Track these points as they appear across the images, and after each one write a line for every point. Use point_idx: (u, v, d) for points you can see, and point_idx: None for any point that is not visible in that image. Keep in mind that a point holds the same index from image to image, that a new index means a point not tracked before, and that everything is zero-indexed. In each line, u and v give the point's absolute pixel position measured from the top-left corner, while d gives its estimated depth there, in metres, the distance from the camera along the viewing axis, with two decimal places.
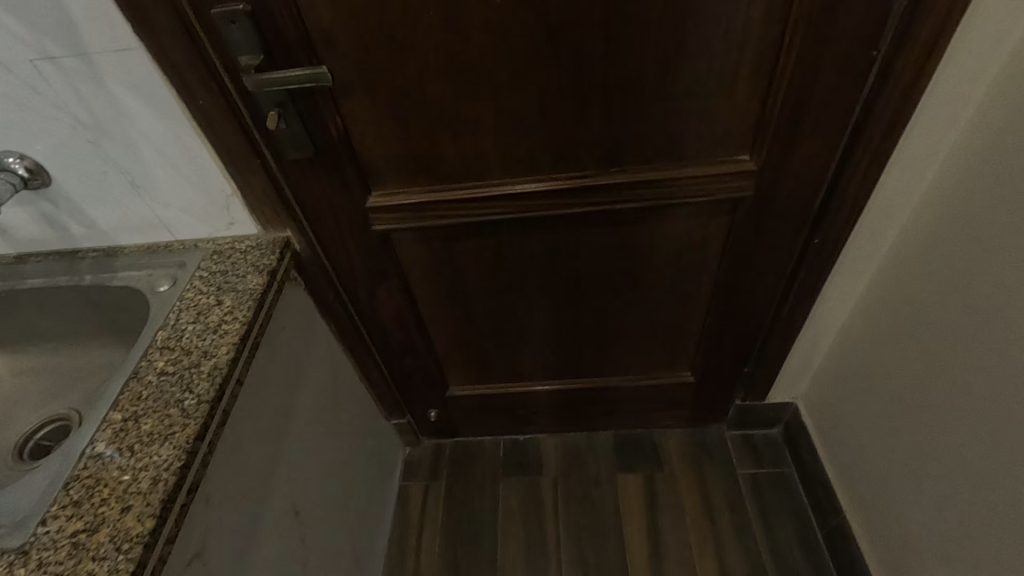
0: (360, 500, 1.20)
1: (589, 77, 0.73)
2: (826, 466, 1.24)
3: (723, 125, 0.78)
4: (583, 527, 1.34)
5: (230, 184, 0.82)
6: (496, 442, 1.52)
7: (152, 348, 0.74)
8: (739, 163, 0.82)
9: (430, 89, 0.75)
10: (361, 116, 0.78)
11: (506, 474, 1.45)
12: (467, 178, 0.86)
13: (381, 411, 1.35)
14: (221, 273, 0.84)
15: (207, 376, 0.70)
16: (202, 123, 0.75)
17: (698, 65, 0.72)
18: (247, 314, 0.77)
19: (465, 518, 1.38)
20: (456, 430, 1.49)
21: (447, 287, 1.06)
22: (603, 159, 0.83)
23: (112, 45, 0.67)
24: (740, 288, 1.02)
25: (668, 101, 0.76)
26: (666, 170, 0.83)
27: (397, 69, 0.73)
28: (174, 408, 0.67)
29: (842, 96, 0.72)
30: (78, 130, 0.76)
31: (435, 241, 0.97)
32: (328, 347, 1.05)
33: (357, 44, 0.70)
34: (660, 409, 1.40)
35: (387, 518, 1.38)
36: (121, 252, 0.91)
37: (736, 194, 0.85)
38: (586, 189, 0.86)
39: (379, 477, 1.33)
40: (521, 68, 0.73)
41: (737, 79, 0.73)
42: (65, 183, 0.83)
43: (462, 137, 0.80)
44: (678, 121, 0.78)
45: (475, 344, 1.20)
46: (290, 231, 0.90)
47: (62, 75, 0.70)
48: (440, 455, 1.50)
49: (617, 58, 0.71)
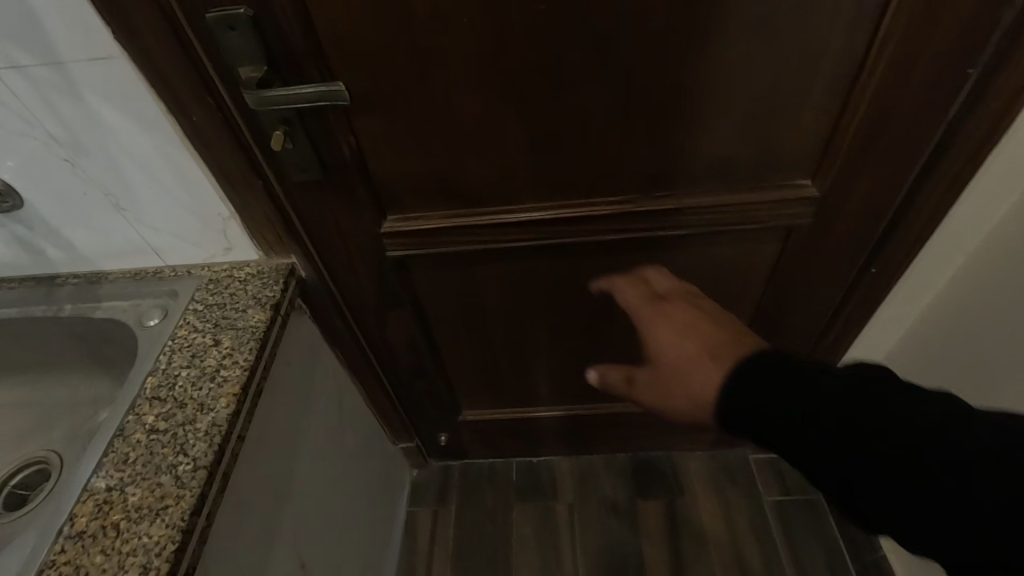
0: (365, 535, 1.12)
1: (639, 94, 0.65)
2: None
3: (785, 148, 0.69)
4: (602, 559, 1.27)
5: (228, 207, 0.73)
6: (508, 464, 1.43)
7: (140, 399, 0.65)
8: (799, 189, 0.73)
9: (457, 106, 0.66)
10: (376, 133, 0.69)
11: (519, 499, 1.37)
12: (493, 202, 0.77)
13: (388, 435, 1.27)
14: (218, 306, 0.75)
15: (204, 435, 0.61)
16: (195, 141, 0.65)
17: (764, 82, 0.63)
18: (249, 358, 0.68)
19: (475, 547, 1.31)
20: (467, 452, 1.41)
21: (464, 312, 0.97)
22: (647, 182, 0.74)
23: (89, 53, 0.57)
24: (783, 317, 0.94)
25: (726, 121, 0.67)
26: (717, 195, 0.75)
27: (420, 82, 0.64)
28: (166, 476, 0.58)
29: (925, 119, 0.64)
30: (52, 147, 0.66)
31: (453, 266, 0.88)
32: (333, 377, 0.96)
33: (376, 54, 0.61)
34: (683, 432, 1.32)
35: (394, 547, 1.30)
36: (105, 278, 0.82)
37: (793, 221, 0.76)
38: (628, 217, 0.77)
39: (386, 506, 1.24)
40: (563, 83, 0.64)
41: (807, 97, 0.64)
42: (39, 205, 0.73)
43: (491, 157, 0.71)
44: (735, 143, 0.69)
45: (492, 369, 1.12)
46: (294, 257, 0.81)
47: (31, 86, 0.60)
48: (448, 478, 1.42)
49: (673, 73, 0.63)
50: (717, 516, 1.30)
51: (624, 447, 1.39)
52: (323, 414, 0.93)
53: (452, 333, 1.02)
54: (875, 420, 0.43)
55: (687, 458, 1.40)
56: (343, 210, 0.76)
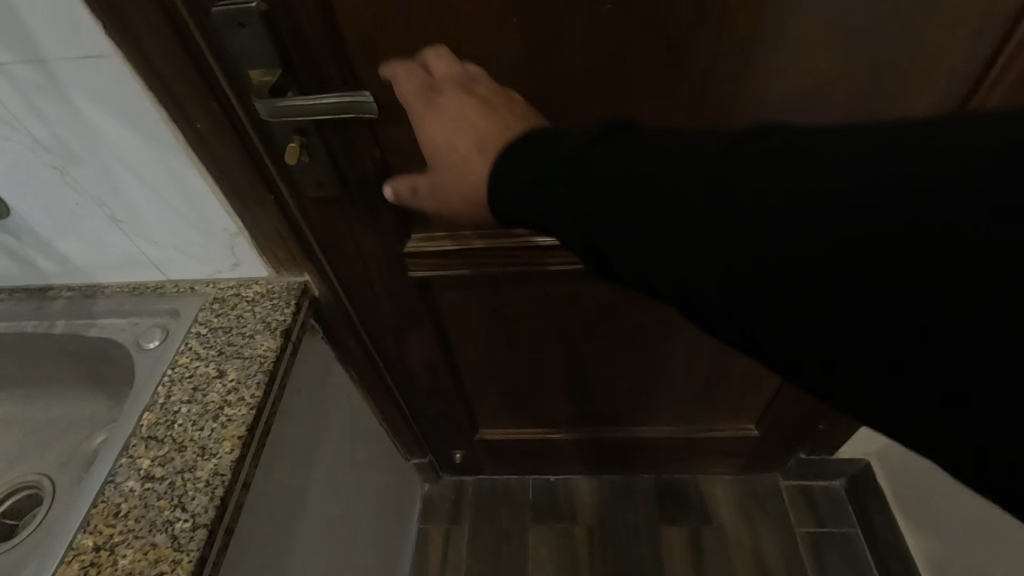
0: (375, 559, 1.06)
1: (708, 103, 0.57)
2: (914, 539, 1.11)
3: None
4: None
5: (235, 222, 0.65)
6: (524, 480, 1.37)
7: (135, 439, 0.59)
8: None
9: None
10: (404, 146, 0.61)
11: (535, 519, 1.30)
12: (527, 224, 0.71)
13: (401, 452, 1.21)
14: (224, 329, 0.68)
15: (205, 485, 0.54)
16: (199, 151, 0.58)
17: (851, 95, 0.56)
18: (257, 394, 0.61)
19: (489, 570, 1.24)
20: (481, 467, 1.34)
21: (488, 332, 0.90)
22: None
23: (75, 49, 0.49)
24: None
25: None
26: None
27: None
28: (162, 536, 0.51)
29: None
30: (38, 153, 0.58)
31: (481, 286, 0.81)
32: (345, 400, 0.90)
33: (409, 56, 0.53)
34: (711, 456, 1.25)
35: (404, 565, 1.24)
36: (102, 292, 0.75)
37: None
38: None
39: (396, 526, 1.18)
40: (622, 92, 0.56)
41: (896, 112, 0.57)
42: (27, 214, 0.66)
43: None
44: None
45: (514, 390, 1.05)
46: (308, 276, 0.73)
47: (11, 85, 0.52)
48: (461, 493, 1.36)
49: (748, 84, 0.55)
50: (746, 547, 1.23)
51: (647, 468, 1.32)
52: (335, 440, 0.86)
53: (474, 353, 0.95)
54: (720, 195, 0.37)
55: (713, 482, 1.32)
56: (363, 225, 0.69)
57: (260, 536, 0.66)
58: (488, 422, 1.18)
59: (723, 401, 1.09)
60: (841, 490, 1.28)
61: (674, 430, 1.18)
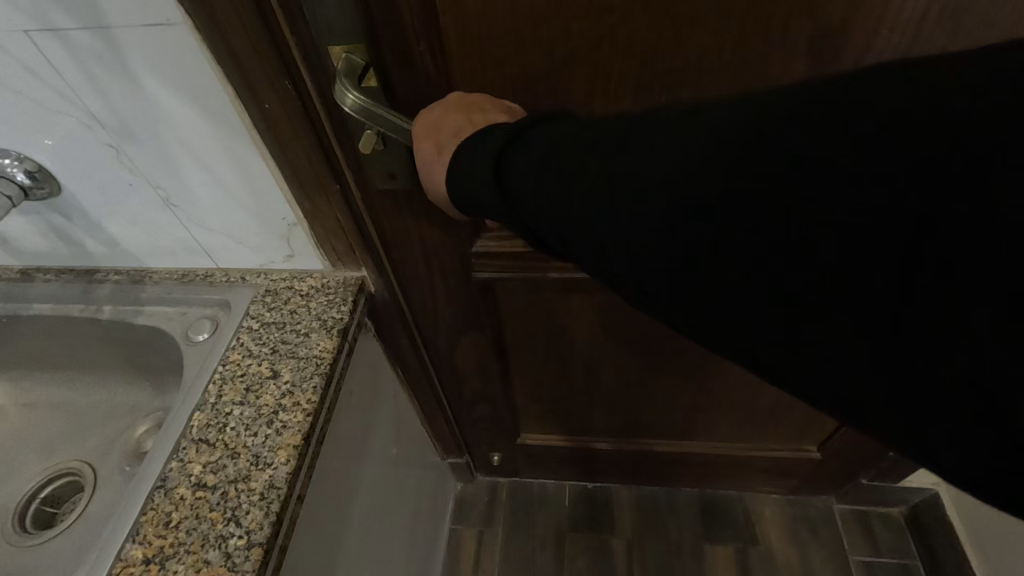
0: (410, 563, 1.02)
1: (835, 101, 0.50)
2: None
3: None
4: None
5: (295, 211, 0.60)
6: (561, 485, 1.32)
7: (185, 442, 0.55)
8: None
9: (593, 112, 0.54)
10: None
11: (572, 527, 1.26)
12: None
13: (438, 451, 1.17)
14: (277, 325, 0.64)
15: (259, 499, 0.50)
16: (264, 135, 0.53)
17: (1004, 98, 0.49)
18: (313, 400, 0.57)
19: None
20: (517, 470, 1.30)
21: (546, 339, 0.85)
22: None
23: (139, 16, 0.45)
24: None
25: None
26: None
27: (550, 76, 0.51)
28: (216, 553, 0.47)
29: None
30: (94, 130, 0.54)
31: (546, 291, 0.75)
32: (393, 400, 0.86)
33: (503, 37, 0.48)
34: (762, 475, 1.19)
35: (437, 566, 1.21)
36: (150, 277, 0.71)
37: None
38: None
39: (432, 526, 1.15)
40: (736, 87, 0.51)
41: None
42: (78, 193, 0.62)
43: None
44: None
45: (564, 398, 1.00)
46: (365, 271, 0.69)
47: (70, 55, 0.48)
48: (496, 495, 1.32)
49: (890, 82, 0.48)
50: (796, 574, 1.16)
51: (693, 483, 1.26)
52: (381, 446, 0.82)
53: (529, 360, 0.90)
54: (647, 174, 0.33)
55: (762, 501, 1.26)
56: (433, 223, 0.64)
57: (311, 545, 0.62)
58: (531, 428, 1.12)
59: (786, 422, 1.02)
60: (901, 519, 1.21)
61: (728, 447, 1.12)
